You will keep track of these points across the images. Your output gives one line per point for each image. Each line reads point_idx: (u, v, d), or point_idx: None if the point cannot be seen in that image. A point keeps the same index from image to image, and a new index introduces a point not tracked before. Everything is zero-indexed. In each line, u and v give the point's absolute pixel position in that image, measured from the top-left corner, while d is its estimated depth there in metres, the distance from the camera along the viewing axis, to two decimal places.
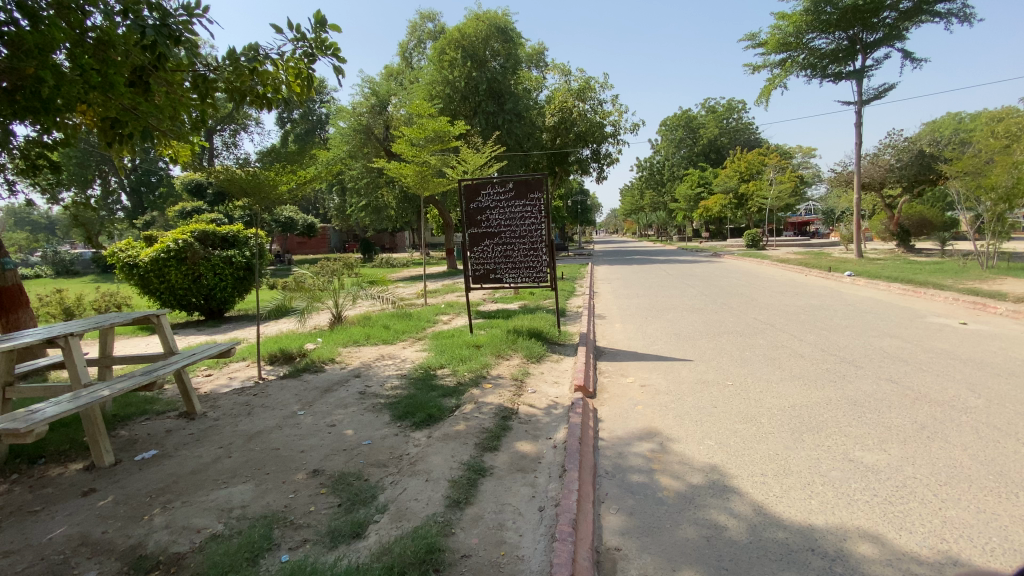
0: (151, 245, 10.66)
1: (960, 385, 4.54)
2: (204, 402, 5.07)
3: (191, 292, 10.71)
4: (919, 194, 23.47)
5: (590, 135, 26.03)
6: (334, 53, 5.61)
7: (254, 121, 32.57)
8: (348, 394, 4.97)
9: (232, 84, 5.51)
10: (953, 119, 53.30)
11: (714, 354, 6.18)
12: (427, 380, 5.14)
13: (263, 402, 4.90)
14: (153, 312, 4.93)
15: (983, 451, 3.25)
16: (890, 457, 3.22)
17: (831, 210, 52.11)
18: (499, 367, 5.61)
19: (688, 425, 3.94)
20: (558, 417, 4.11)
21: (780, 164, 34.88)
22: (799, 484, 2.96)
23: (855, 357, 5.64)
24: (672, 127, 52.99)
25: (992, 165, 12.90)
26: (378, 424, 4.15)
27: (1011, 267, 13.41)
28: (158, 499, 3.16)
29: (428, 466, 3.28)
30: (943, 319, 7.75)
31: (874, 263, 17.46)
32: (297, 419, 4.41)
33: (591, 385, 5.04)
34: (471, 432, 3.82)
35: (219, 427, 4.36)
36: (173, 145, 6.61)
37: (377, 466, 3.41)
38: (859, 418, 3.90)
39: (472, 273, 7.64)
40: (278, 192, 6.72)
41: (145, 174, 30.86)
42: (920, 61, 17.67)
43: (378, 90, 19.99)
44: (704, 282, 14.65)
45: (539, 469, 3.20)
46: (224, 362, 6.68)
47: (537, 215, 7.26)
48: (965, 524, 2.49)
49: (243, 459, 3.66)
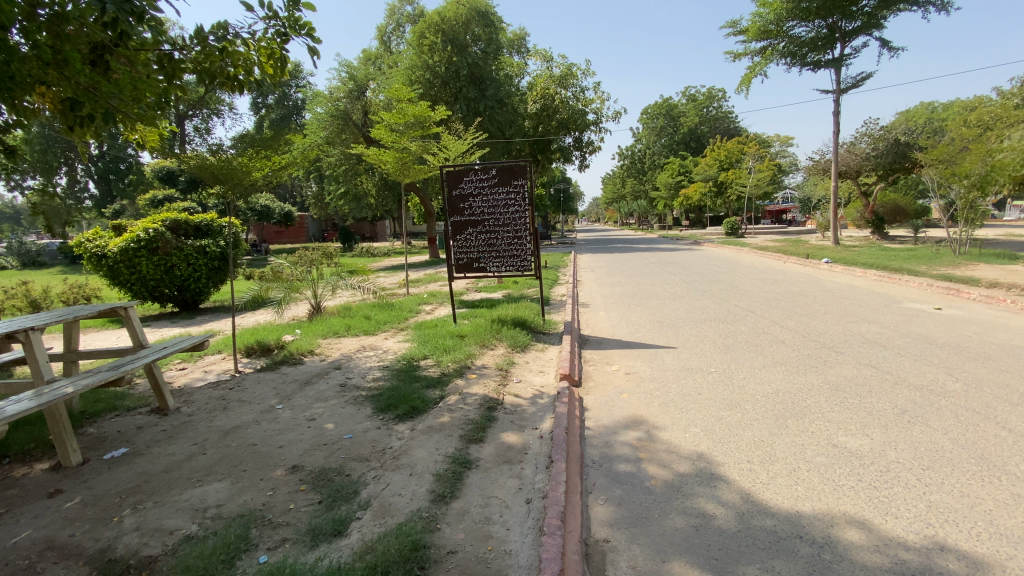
0: (120, 235, 10.27)
1: (939, 369, 4.62)
2: (178, 397, 4.89)
3: (163, 283, 10.36)
4: (894, 182, 23.96)
5: (572, 123, 25.90)
6: (308, 33, 5.39)
7: (226, 106, 31.64)
8: (328, 386, 4.85)
9: (200, 65, 5.24)
10: (925, 109, 54.43)
11: (697, 341, 6.18)
12: (410, 371, 5.05)
13: (239, 396, 4.76)
14: (121, 304, 4.69)
15: (963, 435, 3.30)
16: (873, 442, 3.25)
17: (808, 198, 53.08)
18: (484, 357, 5.53)
19: (674, 412, 3.92)
20: (544, 406, 4.05)
21: (759, 152, 35.21)
22: (785, 470, 2.96)
23: (835, 343, 5.71)
24: (655, 115, 52.41)
25: (965, 154, 13.18)
26: (359, 418, 4.06)
27: (983, 253, 13.73)
28: (129, 500, 3.02)
29: (412, 460, 3.20)
30: (919, 304, 7.91)
31: (850, 250, 17.82)
32: (275, 413, 4.27)
33: (577, 374, 5.00)
34: (456, 423, 3.74)
35: (194, 422, 4.20)
36: (139, 130, 6.35)
37: (359, 460, 3.32)
38: (841, 402, 3.94)
39: (455, 261, 7.53)
40: (252, 178, 6.47)
41: (113, 162, 29.77)
42: (897, 49, 17.92)
43: (357, 74, 19.68)
44: (685, 270, 14.75)
45: (526, 461, 3.15)
46: (198, 355, 6.49)
47: (520, 202, 7.15)
48: (950, 509, 2.51)
49: (217, 456, 3.53)
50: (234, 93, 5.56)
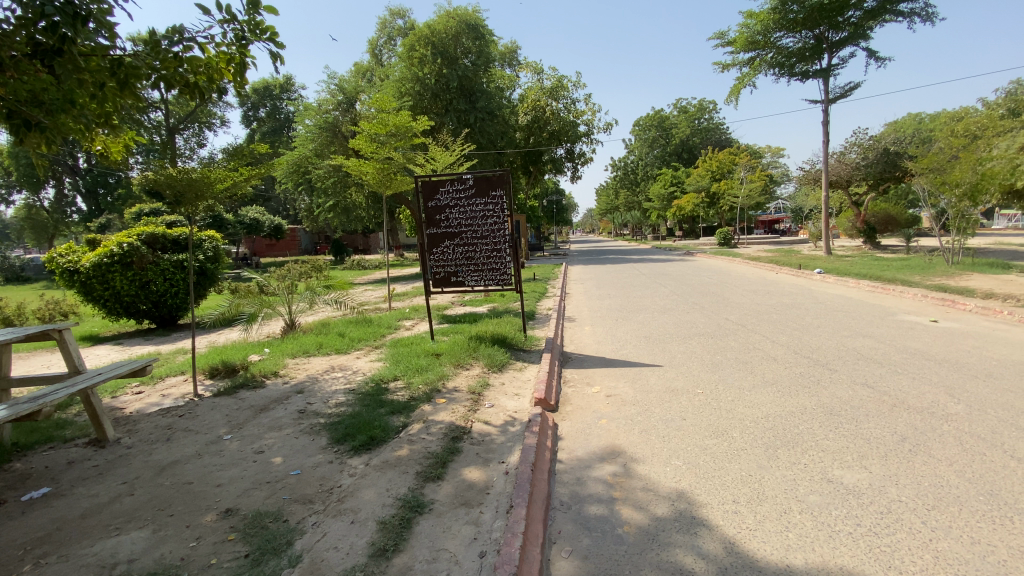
0: (95, 249, 9.93)
1: (938, 389, 4.32)
2: (122, 427, 4.54)
3: (139, 299, 9.97)
4: (884, 191, 23.98)
5: (563, 134, 25.79)
6: (270, 38, 5.12)
7: (217, 118, 31.56)
8: (285, 413, 4.48)
9: (157, 71, 4.92)
10: (913, 120, 54.80)
11: (684, 358, 5.86)
12: (376, 395, 4.67)
13: (187, 425, 4.40)
14: (52, 326, 4.33)
15: (969, 466, 3.00)
16: (871, 477, 2.94)
17: (800, 208, 53.31)
18: (457, 378, 5.19)
19: (655, 442, 3.58)
20: (514, 436, 3.68)
21: (751, 163, 35.33)
22: (776, 512, 2.63)
23: (829, 360, 5.41)
24: (646, 127, 53.50)
25: (954, 163, 13.02)
26: (312, 450, 3.71)
27: (977, 263, 13.48)
28: (33, 552, 2.67)
29: (356, 504, 2.85)
30: (914, 317, 7.64)
31: (844, 260, 17.58)
32: (220, 445, 3.93)
33: (554, 398, 4.64)
34: (414, 457, 3.39)
35: (131, 457, 3.86)
36: (102, 139, 6.20)
37: (301, 502, 2.99)
38: (835, 429, 3.62)
39: (432, 276, 7.20)
40: (217, 191, 6.04)
41: (102, 175, 29.52)
42: (885, 59, 17.85)
43: (346, 87, 19.80)
44: (677, 282, 14.47)
45: (486, 503, 2.79)
46: (158, 378, 6.13)
47: (499, 214, 6.86)
48: (959, 560, 2.20)
49: (146, 499, 3.20)
50: (194, 101, 5.25)
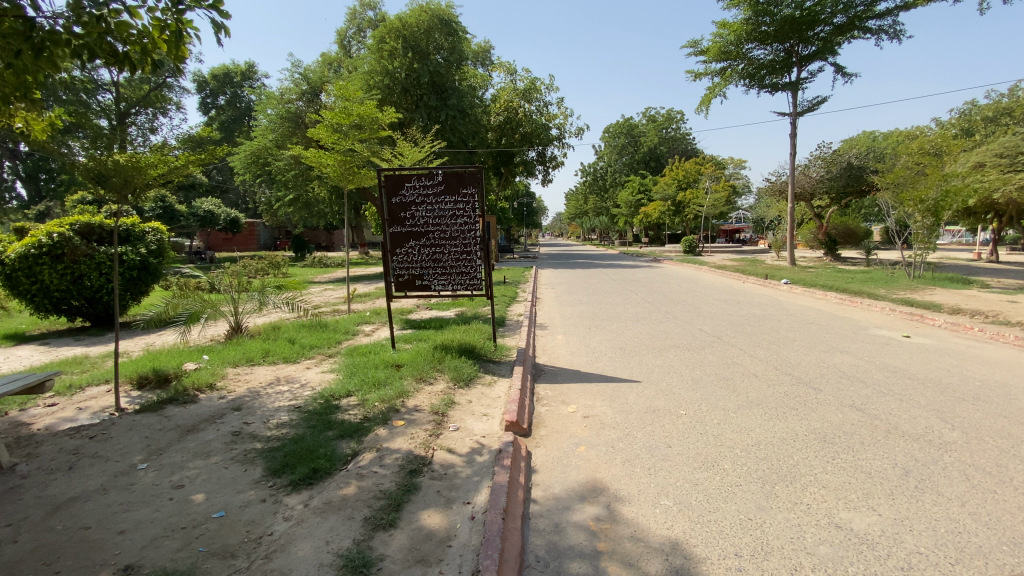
0: (22, 240, 8.93)
1: (929, 414, 4.11)
2: (19, 450, 3.84)
3: (70, 295, 8.90)
4: (844, 204, 24.75)
5: (535, 136, 25.50)
6: (214, 5, 4.48)
7: (174, 104, 29.97)
8: (216, 436, 3.87)
9: (80, 37, 4.15)
10: (868, 138, 57.33)
11: (663, 373, 5.53)
12: (325, 415, 4.12)
13: (97, 450, 3.74)
14: None
15: (983, 508, 2.72)
16: (882, 521, 2.62)
17: (762, 219, 54.92)
18: (419, 395, 4.66)
19: (640, 476, 3.19)
20: (481, 469, 3.22)
21: (716, 173, 36.04)
22: (786, 570, 2.27)
23: (811, 378, 5.18)
24: (615, 134, 54.06)
25: (919, 179, 13.31)
26: (242, 484, 3.14)
27: (936, 277, 13.82)
28: None
29: (289, 563, 2.33)
30: (886, 331, 7.58)
31: (806, 271, 17.91)
32: (132, 477, 3.31)
33: (526, 420, 4.19)
34: (362, 497, 2.87)
35: (21, 491, 3.20)
36: (21, 115, 5.36)
37: (221, 556, 2.43)
38: (833, 461, 3.31)
39: (395, 278, 6.66)
40: (150, 176, 5.17)
41: (42, 160, 27.55)
42: (851, 75, 18.23)
43: (311, 77, 18.97)
44: (647, 289, 14.32)
45: (447, 560, 2.32)
46: (76, 388, 5.36)
47: (469, 214, 6.39)
48: None
49: (28, 547, 2.60)
50: (127, 76, 4.48)
